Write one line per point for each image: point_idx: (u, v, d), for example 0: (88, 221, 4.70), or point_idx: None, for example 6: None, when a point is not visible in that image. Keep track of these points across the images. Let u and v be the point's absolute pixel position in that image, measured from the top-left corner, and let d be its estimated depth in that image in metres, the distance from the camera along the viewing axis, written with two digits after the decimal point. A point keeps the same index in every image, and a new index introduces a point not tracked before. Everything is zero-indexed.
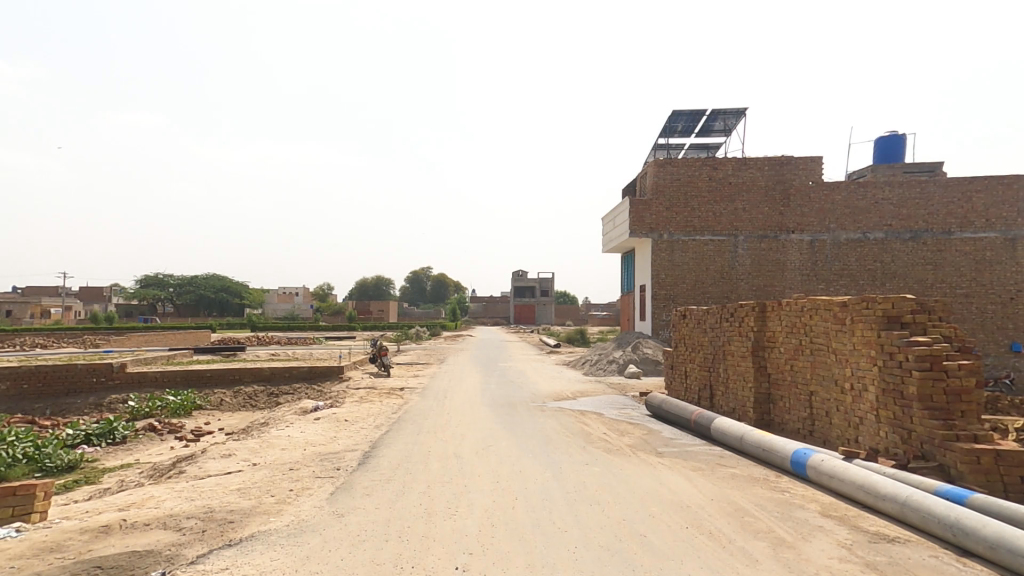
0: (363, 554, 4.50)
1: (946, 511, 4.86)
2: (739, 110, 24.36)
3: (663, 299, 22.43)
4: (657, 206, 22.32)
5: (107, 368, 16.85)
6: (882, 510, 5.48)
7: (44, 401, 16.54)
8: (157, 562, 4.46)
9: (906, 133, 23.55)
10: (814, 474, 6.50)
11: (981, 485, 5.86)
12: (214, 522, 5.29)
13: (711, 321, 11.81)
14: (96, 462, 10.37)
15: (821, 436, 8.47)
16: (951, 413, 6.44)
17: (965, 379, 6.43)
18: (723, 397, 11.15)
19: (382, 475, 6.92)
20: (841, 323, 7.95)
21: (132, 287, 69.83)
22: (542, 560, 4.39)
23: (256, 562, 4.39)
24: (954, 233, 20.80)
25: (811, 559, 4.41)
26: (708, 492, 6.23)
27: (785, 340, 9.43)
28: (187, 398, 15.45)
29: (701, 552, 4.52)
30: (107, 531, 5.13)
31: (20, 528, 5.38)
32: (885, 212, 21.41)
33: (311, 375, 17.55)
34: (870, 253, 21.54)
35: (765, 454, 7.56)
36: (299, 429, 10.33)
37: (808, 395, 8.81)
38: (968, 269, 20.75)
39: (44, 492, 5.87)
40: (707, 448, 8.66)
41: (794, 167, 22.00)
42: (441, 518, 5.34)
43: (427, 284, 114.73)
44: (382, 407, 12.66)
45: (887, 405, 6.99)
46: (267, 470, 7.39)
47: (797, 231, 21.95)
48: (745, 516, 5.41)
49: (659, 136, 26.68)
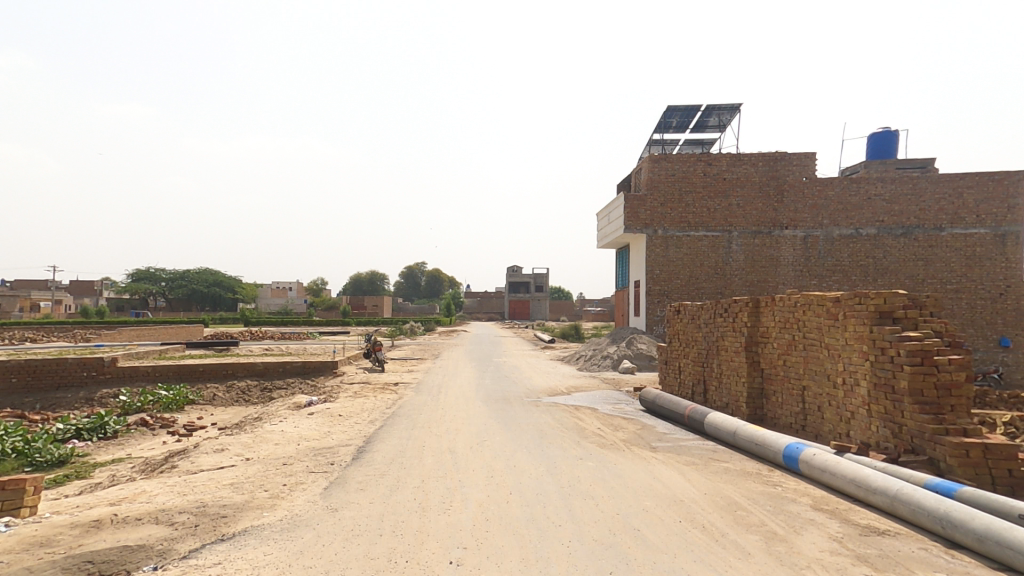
0: (357, 549, 4.49)
1: (936, 504, 4.89)
2: (733, 105, 24.38)
3: (657, 294, 22.52)
4: (652, 202, 22.32)
5: (97, 362, 16.70)
6: (873, 503, 5.52)
7: (34, 396, 16.41)
8: (149, 558, 4.44)
9: (898, 129, 23.67)
10: (806, 468, 6.55)
11: (969, 479, 5.91)
12: (207, 518, 5.26)
13: (705, 317, 11.83)
14: (88, 456, 10.32)
15: (814, 430, 8.53)
16: (942, 407, 6.49)
17: (955, 373, 6.48)
18: (717, 392, 11.19)
19: (376, 470, 6.90)
20: (833, 317, 8.00)
21: (125, 282, 69.43)
22: (537, 555, 4.40)
23: (250, 557, 4.37)
24: (945, 229, 20.93)
25: (803, 552, 4.44)
26: (702, 487, 6.23)
27: (778, 335, 9.47)
28: (180, 393, 15.37)
29: (694, 546, 4.54)
30: (98, 526, 5.10)
31: (9, 524, 5.33)
32: (878, 208, 21.52)
33: (304, 370, 17.48)
34: (863, 249, 21.67)
35: (758, 448, 7.60)
36: (292, 423, 10.29)
37: (800, 389, 8.86)
38: (959, 265, 20.86)
39: (33, 487, 5.80)
40: (700, 443, 8.70)
41: (788, 163, 22.05)
42: (435, 513, 5.35)
43: (422, 280, 114.53)
44: (376, 402, 12.64)
45: (878, 399, 7.04)
46: (260, 465, 7.34)
47: (790, 227, 22.03)
48: (738, 511, 5.43)
49: (654, 132, 26.66)
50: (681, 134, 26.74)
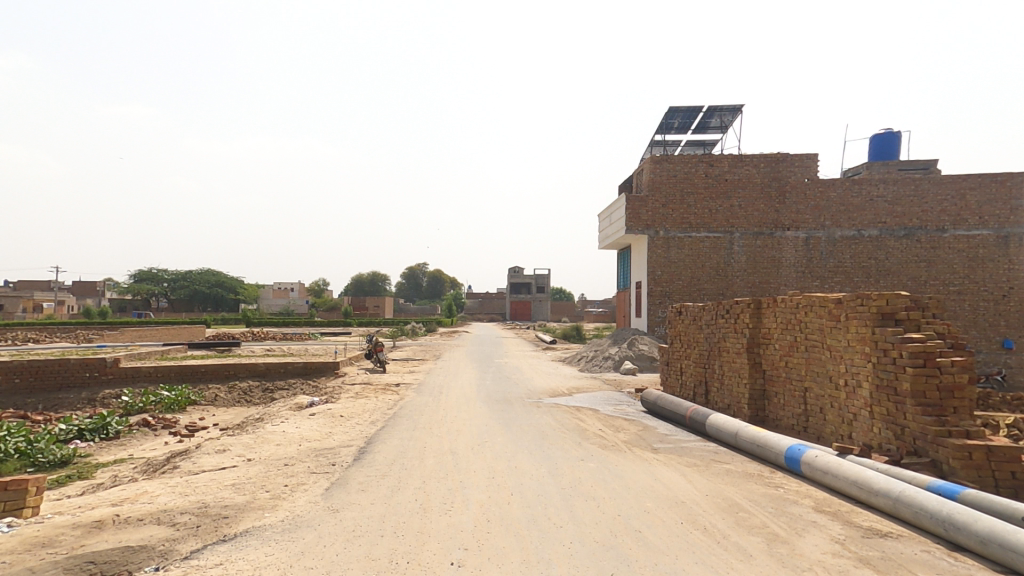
0: (358, 550, 4.49)
1: (938, 506, 4.88)
2: (735, 106, 24.36)
3: (658, 295, 22.49)
4: (654, 203, 22.31)
5: (100, 363, 16.75)
6: (875, 505, 5.51)
7: (37, 396, 16.45)
8: (150, 558, 4.44)
9: (901, 130, 23.64)
10: (807, 470, 6.54)
11: (973, 481, 5.90)
12: (208, 518, 5.27)
13: (706, 317, 11.83)
14: (90, 457, 10.34)
15: (816, 432, 8.52)
16: (945, 409, 6.47)
17: (958, 375, 6.46)
18: (719, 393, 11.18)
19: (378, 471, 6.91)
20: (836, 319, 7.97)
21: (127, 282, 69.55)
22: (537, 556, 4.40)
23: (251, 558, 4.37)
24: (948, 230, 20.89)
25: (805, 554, 4.43)
26: (704, 488, 6.23)
27: (780, 336, 9.46)
28: (181, 394, 15.38)
29: (695, 548, 4.54)
30: (101, 527, 5.10)
31: (12, 524, 5.34)
32: (880, 209, 21.48)
33: (306, 371, 17.51)
34: (865, 250, 21.62)
35: (760, 450, 7.59)
36: (294, 424, 10.31)
37: (802, 391, 8.85)
38: (961, 266, 20.83)
39: (36, 487, 5.82)
40: (702, 444, 8.69)
41: (790, 164, 22.03)
42: (435, 514, 5.35)
43: (424, 280, 114.74)
44: (377, 403, 12.65)
45: (881, 401, 7.02)
46: (261, 466, 7.36)
47: (792, 228, 22.00)
48: (740, 512, 5.42)
49: (656, 133, 26.67)
50: (683, 135, 26.74)
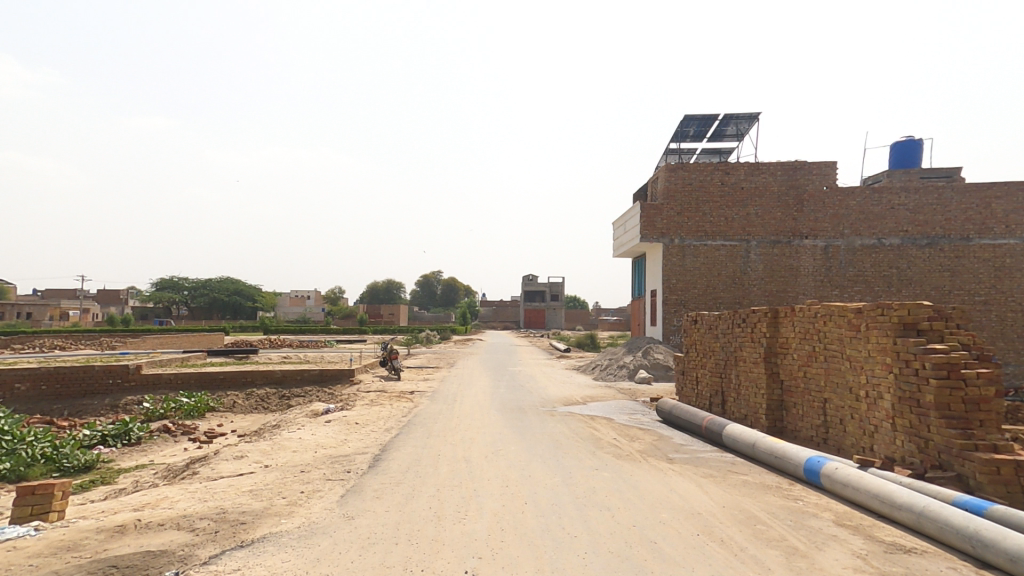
0: (374, 556, 4.53)
1: (964, 522, 4.78)
2: (751, 114, 24.27)
3: (674, 303, 22.33)
4: (668, 211, 22.24)
5: (123, 370, 17.05)
6: (898, 519, 5.40)
7: (62, 402, 16.76)
8: (170, 562, 4.49)
9: (922, 138, 23.35)
10: (827, 482, 6.43)
11: (1001, 496, 5.76)
12: (227, 523, 5.34)
13: (722, 326, 11.71)
14: (113, 462, 10.46)
15: (835, 443, 8.38)
16: (970, 422, 6.35)
17: (983, 387, 6.36)
18: (735, 404, 11.07)
19: (393, 478, 6.95)
20: (855, 329, 7.88)
21: (149, 291, 70.54)
22: (551, 566, 4.36)
23: (268, 563, 4.42)
24: (973, 239, 20.52)
25: (825, 569, 4.37)
26: (721, 500, 6.16)
27: (798, 346, 9.33)
28: (201, 400, 15.57)
29: (712, 559, 4.49)
30: (122, 531, 5.19)
31: (38, 528, 5.46)
32: (901, 217, 21.22)
33: (321, 378, 17.63)
34: (886, 259, 21.32)
35: (778, 461, 7.50)
36: (310, 431, 10.39)
37: (821, 402, 8.72)
38: (987, 276, 20.46)
39: (61, 491, 5.93)
40: (719, 455, 8.59)
41: (808, 172, 21.81)
42: (450, 522, 5.35)
43: (438, 288, 115.68)
44: (392, 410, 12.69)
45: (903, 413, 6.90)
46: (278, 472, 7.43)
47: (810, 237, 21.73)
48: (757, 525, 5.35)
49: (672, 141, 26.66)
50: (698, 143, 26.70)
